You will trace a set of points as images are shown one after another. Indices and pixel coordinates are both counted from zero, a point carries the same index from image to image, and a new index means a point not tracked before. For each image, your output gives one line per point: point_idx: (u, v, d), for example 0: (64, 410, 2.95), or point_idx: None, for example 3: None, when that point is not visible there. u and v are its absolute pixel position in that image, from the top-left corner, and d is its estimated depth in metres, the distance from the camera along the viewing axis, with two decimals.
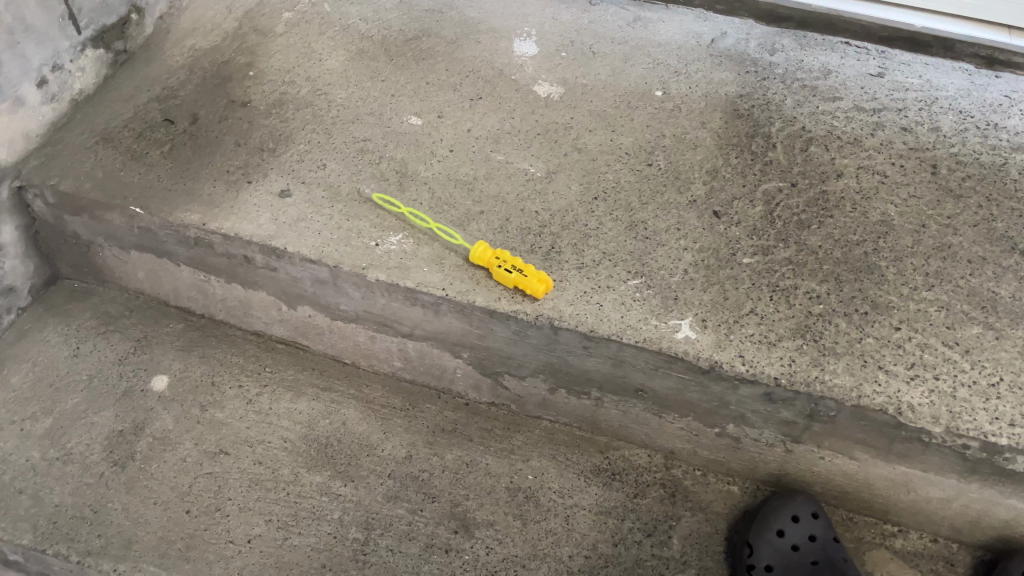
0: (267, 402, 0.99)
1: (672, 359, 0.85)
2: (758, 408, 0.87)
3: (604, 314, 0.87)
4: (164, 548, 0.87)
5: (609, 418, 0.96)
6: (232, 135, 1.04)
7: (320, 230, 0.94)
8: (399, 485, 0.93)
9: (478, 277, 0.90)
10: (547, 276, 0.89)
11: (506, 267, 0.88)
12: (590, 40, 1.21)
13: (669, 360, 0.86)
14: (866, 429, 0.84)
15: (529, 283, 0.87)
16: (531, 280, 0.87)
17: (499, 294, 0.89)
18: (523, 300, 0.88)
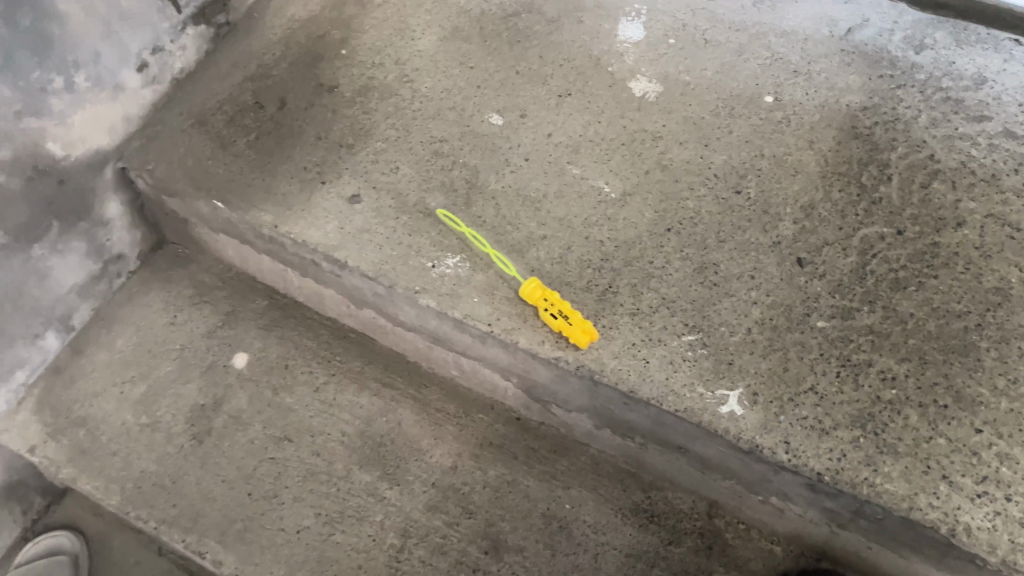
0: (331, 392, 1.05)
1: (712, 434, 0.81)
2: (801, 492, 0.82)
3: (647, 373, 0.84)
4: (225, 526, 0.96)
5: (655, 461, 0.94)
6: (315, 126, 1.04)
7: (381, 244, 0.94)
8: (440, 496, 0.97)
9: (526, 314, 0.88)
10: (593, 326, 0.86)
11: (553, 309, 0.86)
12: (705, 25, 1.09)
13: (709, 433, 0.82)
14: (915, 537, 0.78)
15: (573, 333, 0.84)
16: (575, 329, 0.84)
17: (543, 336, 0.86)
18: (567, 347, 0.86)
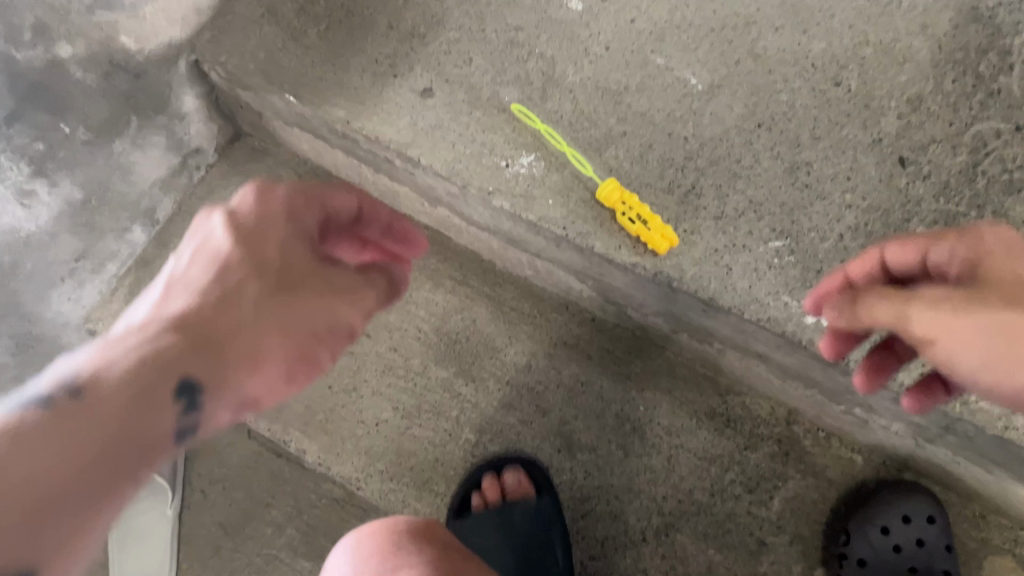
0: (407, 289, 1.04)
1: (794, 344, 0.80)
2: (888, 405, 0.79)
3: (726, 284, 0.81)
4: (307, 418, 1.00)
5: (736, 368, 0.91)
6: (386, 13, 1.00)
7: (455, 141, 0.91)
8: (515, 393, 0.98)
9: (602, 217, 0.85)
10: (672, 231, 0.83)
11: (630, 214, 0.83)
12: None
13: (791, 344, 0.80)
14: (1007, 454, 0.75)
15: (650, 240, 0.82)
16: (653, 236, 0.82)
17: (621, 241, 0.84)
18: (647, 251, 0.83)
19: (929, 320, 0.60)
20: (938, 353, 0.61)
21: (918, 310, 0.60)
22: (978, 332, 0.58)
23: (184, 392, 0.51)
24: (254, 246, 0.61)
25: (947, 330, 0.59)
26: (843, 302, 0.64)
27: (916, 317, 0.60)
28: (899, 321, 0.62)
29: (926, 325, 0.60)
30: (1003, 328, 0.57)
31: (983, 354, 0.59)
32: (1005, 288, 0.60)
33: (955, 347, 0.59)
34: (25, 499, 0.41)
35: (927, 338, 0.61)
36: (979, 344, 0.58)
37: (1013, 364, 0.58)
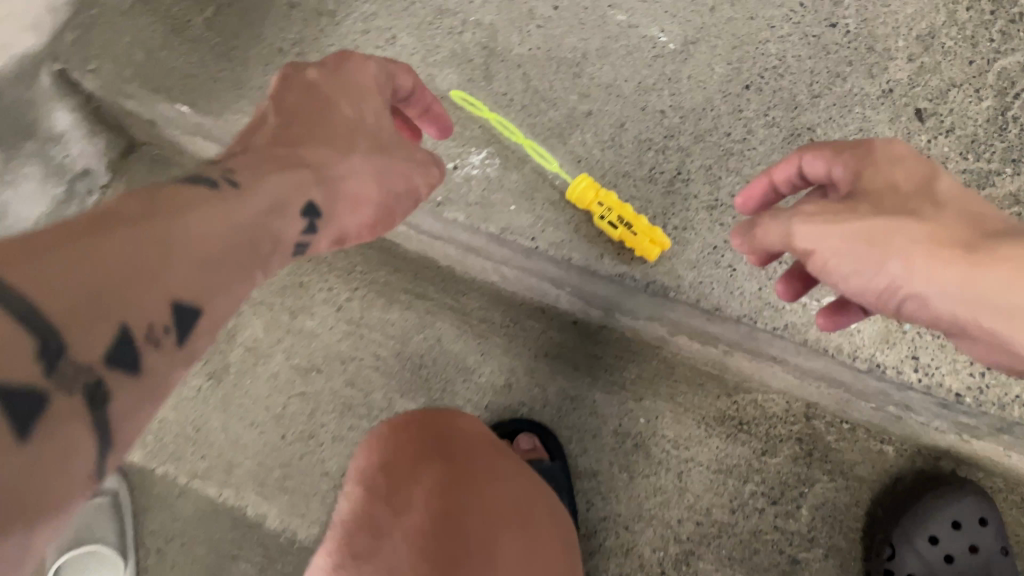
0: (357, 310, 0.90)
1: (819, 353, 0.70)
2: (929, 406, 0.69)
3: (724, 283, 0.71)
4: (263, 476, 0.88)
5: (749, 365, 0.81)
6: None
7: None
8: (497, 418, 0.87)
9: (576, 221, 0.72)
10: (663, 232, 0.69)
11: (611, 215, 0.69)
12: None
13: (814, 351, 0.70)
14: None
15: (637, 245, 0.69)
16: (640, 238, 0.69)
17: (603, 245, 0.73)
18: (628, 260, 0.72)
19: (800, 238, 0.50)
20: (817, 268, 0.52)
21: (791, 228, 0.50)
22: (849, 239, 0.49)
23: (310, 212, 0.47)
24: (331, 108, 0.55)
25: (812, 241, 0.50)
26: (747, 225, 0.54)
27: (792, 232, 0.50)
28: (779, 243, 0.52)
29: (801, 245, 0.51)
30: (868, 232, 0.49)
31: (854, 267, 0.50)
32: (880, 194, 0.50)
33: (828, 261, 0.50)
34: (213, 250, 0.39)
35: (807, 255, 0.51)
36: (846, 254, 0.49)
37: (881, 272, 0.49)
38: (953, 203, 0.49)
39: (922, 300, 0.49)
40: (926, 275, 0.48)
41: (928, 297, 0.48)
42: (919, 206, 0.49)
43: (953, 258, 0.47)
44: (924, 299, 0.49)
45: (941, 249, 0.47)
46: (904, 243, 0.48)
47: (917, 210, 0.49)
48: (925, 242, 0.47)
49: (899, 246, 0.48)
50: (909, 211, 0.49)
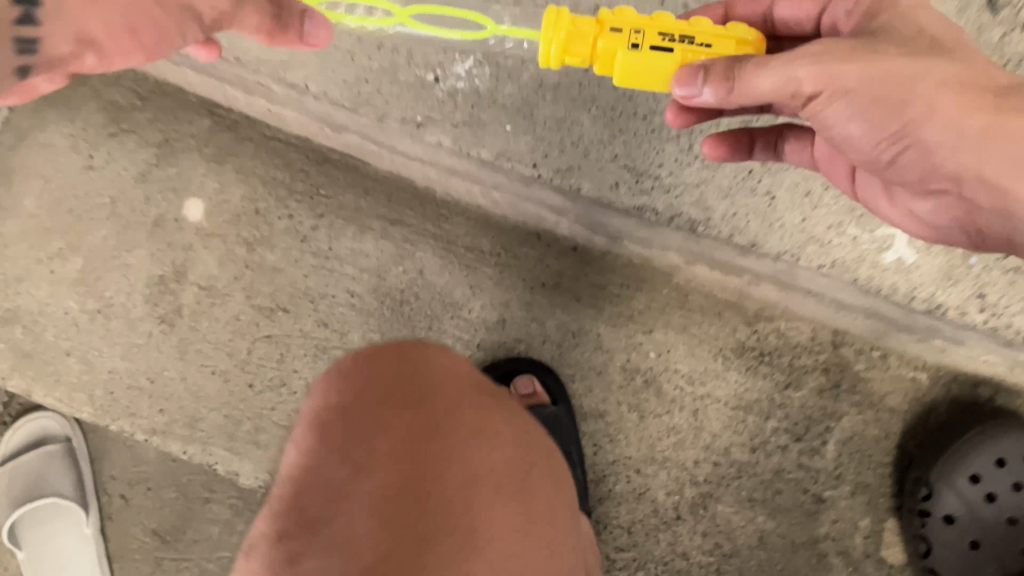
0: (325, 240, 0.79)
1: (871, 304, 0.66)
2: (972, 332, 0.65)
3: (733, 184, 0.64)
4: (232, 430, 0.79)
5: (918, 200, 0.49)
6: None
7: (355, 50, 0.66)
8: (488, 358, 0.78)
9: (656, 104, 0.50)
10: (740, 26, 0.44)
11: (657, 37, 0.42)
12: None
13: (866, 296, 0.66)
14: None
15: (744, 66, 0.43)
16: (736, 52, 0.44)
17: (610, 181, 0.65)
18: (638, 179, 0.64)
19: (787, 72, 0.40)
20: (814, 119, 0.45)
21: (753, 93, 0.41)
22: (886, 79, 0.41)
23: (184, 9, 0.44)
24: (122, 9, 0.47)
25: (845, 86, 0.41)
26: (700, 84, 0.41)
27: (750, 97, 0.42)
28: (744, 88, 0.41)
29: (773, 89, 0.41)
30: (889, 86, 0.41)
31: (873, 115, 0.42)
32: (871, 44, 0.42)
33: (832, 120, 0.44)
34: None
35: (810, 115, 0.44)
36: (869, 78, 0.41)
37: (906, 121, 0.42)
38: (932, 33, 0.43)
39: (925, 163, 0.44)
40: (947, 148, 0.42)
41: (938, 146, 0.42)
42: (920, 95, 0.41)
43: (975, 94, 0.41)
44: (926, 153, 0.43)
45: (959, 111, 0.41)
46: (926, 107, 0.41)
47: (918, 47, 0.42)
48: (950, 87, 0.41)
49: (939, 112, 0.41)
50: (930, 66, 0.41)
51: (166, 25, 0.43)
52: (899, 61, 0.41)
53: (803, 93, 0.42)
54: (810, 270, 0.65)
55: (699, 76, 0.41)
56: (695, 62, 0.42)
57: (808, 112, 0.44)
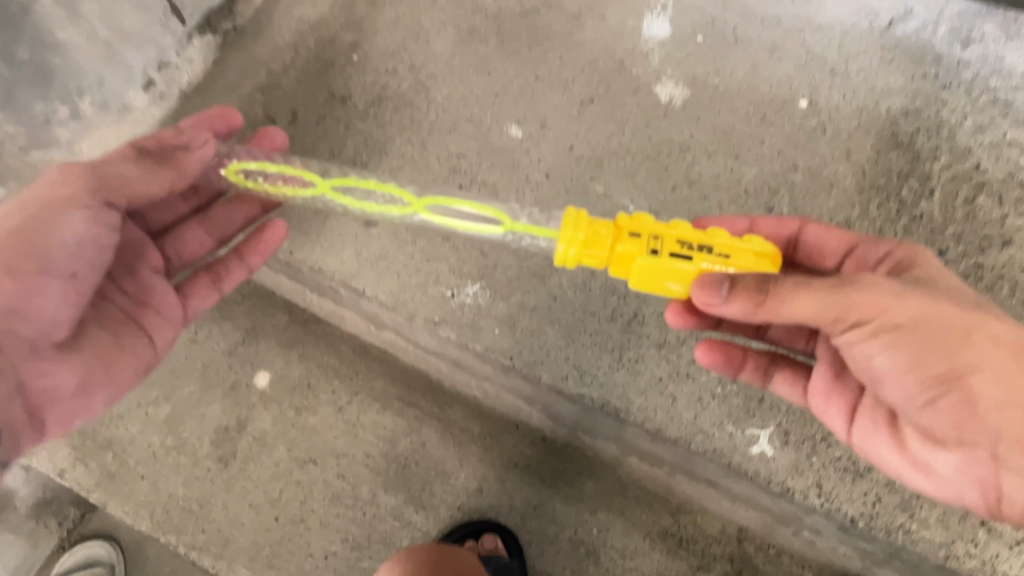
0: (355, 412, 1.03)
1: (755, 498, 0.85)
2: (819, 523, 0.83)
3: (647, 386, 0.86)
4: (254, 552, 0.99)
5: (935, 453, 0.62)
6: (329, 142, 1.02)
7: (400, 271, 0.93)
8: (465, 518, 0.98)
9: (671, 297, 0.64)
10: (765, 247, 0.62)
11: (674, 239, 0.60)
12: (736, 18, 1.03)
13: (753, 494, 0.84)
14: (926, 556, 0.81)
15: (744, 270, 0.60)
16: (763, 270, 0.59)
17: (561, 372, 0.87)
18: (581, 376, 0.87)
19: (840, 297, 0.58)
20: (863, 349, 0.62)
21: (801, 306, 0.58)
22: (933, 326, 0.59)
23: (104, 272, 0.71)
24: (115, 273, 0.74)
25: (897, 323, 0.59)
26: (725, 291, 0.57)
27: (802, 310, 0.59)
28: (771, 307, 0.58)
29: (818, 313, 0.59)
30: (934, 331, 0.59)
31: (919, 354, 0.60)
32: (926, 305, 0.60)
33: (873, 346, 0.61)
34: None
35: (862, 343, 0.61)
36: (915, 321, 0.59)
37: (949, 363, 0.59)
38: (967, 301, 0.62)
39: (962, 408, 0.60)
40: (990, 397, 0.59)
41: (981, 393, 0.59)
42: (964, 342, 0.59)
43: (1011, 358, 0.59)
44: (967, 395, 0.59)
45: (1002, 369, 0.59)
46: (969, 358, 0.59)
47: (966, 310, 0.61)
48: (994, 347, 0.59)
49: (983, 367, 0.59)
50: (975, 324, 0.60)
51: (99, 245, 0.69)
52: (945, 314, 0.60)
53: (847, 316, 0.59)
54: (700, 455, 0.85)
55: (723, 283, 0.58)
56: (722, 273, 0.58)
57: (857, 340, 0.61)
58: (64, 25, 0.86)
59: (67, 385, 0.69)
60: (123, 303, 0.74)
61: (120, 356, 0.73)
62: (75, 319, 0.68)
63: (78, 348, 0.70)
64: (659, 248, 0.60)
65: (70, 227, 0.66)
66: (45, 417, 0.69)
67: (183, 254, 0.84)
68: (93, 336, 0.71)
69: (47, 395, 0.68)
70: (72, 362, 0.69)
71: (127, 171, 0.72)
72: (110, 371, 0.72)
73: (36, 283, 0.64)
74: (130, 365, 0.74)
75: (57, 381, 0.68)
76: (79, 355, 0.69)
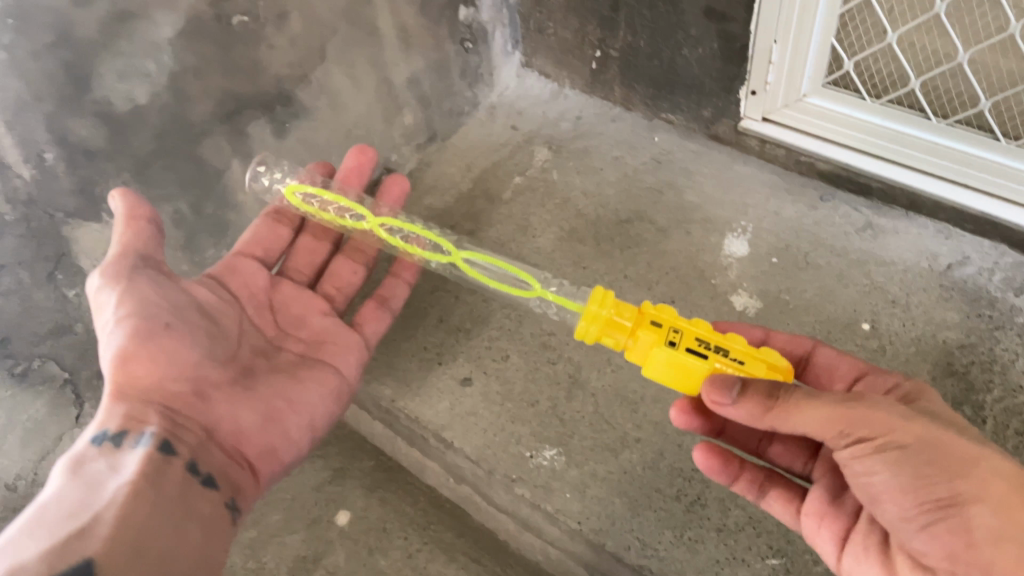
0: (423, 560, 1.09)
1: None
2: None
3: (705, 564, 0.91)
4: None
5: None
6: (437, 309, 1.15)
7: (486, 428, 1.03)
8: None
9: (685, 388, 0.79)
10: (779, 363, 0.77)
11: (691, 334, 0.77)
12: (808, 246, 1.17)
13: None
14: None
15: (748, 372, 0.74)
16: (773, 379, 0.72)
17: (625, 542, 0.93)
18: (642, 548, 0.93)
19: (842, 408, 0.68)
20: (862, 467, 0.69)
21: (807, 412, 0.68)
22: (933, 451, 0.66)
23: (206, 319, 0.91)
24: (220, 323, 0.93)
25: (900, 442, 0.67)
26: (734, 393, 0.71)
27: (809, 418, 0.69)
28: (779, 411, 0.69)
29: (819, 421, 0.69)
30: (937, 457, 0.66)
31: (922, 475, 0.66)
32: (928, 432, 0.67)
33: (875, 464, 0.68)
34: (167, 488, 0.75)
35: (866, 461, 0.68)
36: (919, 444, 0.67)
37: (947, 486, 0.65)
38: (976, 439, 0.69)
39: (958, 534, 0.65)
40: (986, 528, 0.64)
41: (977, 522, 0.64)
42: (964, 469, 0.65)
43: (1010, 493, 0.64)
44: (963, 521, 0.64)
45: (1001, 502, 0.64)
46: (966, 485, 0.65)
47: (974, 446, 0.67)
48: (992, 480, 0.65)
49: (983, 498, 0.64)
50: (977, 456, 0.66)
51: (173, 298, 0.88)
52: (948, 442, 0.67)
53: (851, 430, 0.68)
54: None
55: (733, 387, 0.71)
56: (733, 378, 0.72)
57: (858, 455, 0.68)
58: (246, 191, 1.09)
59: (254, 423, 0.90)
60: (300, 348, 1.01)
61: (299, 385, 0.95)
62: (212, 360, 0.88)
63: (251, 391, 0.91)
64: (678, 330, 0.77)
65: (143, 289, 0.85)
66: (250, 454, 0.89)
67: (342, 287, 1.09)
68: (262, 379, 0.93)
69: (237, 437, 0.88)
70: (250, 403, 0.90)
71: (155, 237, 0.89)
72: (289, 400, 0.93)
73: (157, 351, 0.83)
74: (313, 389, 0.96)
75: (238, 421, 0.88)
76: (256, 396, 0.91)
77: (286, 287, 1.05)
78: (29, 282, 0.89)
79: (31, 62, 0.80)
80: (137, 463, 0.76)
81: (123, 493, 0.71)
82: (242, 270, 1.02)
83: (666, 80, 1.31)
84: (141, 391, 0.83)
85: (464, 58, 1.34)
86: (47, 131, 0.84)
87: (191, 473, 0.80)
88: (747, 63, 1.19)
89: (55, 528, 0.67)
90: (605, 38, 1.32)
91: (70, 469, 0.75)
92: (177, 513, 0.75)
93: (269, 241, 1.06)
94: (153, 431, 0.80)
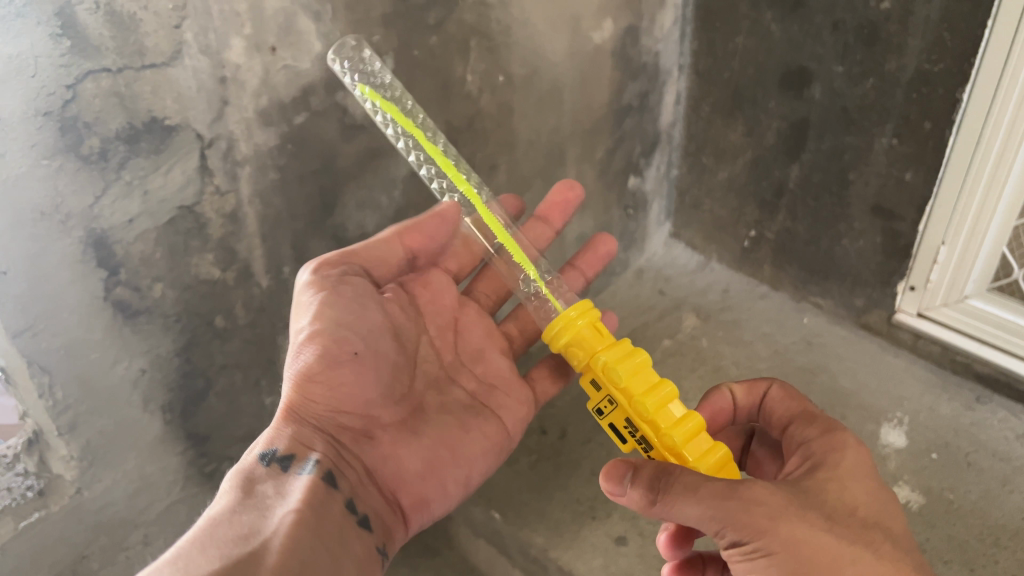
0: None
1: None
2: None
3: None
4: None
5: None
6: (590, 461, 1.16)
7: None
8: None
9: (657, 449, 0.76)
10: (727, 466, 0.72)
11: (621, 413, 0.77)
12: (968, 446, 1.16)
13: None
14: None
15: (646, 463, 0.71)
16: (665, 465, 0.67)
17: None
18: None
19: (707, 511, 0.63)
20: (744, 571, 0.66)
21: (684, 514, 0.64)
22: (803, 558, 0.62)
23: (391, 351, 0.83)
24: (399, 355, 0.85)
25: (766, 549, 0.63)
26: (623, 486, 0.67)
27: (687, 518, 0.65)
28: (663, 507, 0.65)
29: (694, 517, 0.64)
30: (804, 567, 0.62)
31: None
32: (792, 539, 0.63)
33: (753, 570, 0.65)
34: (324, 530, 0.69)
35: (747, 567, 0.65)
36: (788, 554, 0.62)
37: None
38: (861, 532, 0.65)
39: None
40: None
41: None
42: None
43: None
44: None
45: None
46: None
47: (845, 549, 0.63)
48: None
49: None
50: (849, 560, 0.62)
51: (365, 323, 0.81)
52: (816, 549, 0.62)
53: (729, 533, 0.64)
54: None
55: (620, 479, 0.68)
56: (621, 468, 0.68)
57: (738, 558, 0.65)
58: None
59: (415, 469, 0.82)
60: (472, 387, 0.93)
61: (465, 436, 0.87)
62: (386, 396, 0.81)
63: (418, 434, 0.84)
64: (614, 399, 0.77)
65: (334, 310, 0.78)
66: (405, 501, 0.82)
67: (524, 329, 1.01)
68: (429, 421, 0.86)
69: (397, 481, 0.81)
70: (414, 448, 0.83)
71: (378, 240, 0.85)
72: (452, 449, 0.85)
73: (340, 378, 0.77)
74: (477, 442, 0.87)
75: (401, 466, 0.82)
76: (421, 441, 0.84)
77: (472, 311, 0.97)
78: (240, 384, 0.92)
79: (296, 185, 0.86)
80: (302, 492, 0.71)
81: (289, 524, 0.66)
82: (434, 284, 0.95)
83: (820, 267, 1.35)
84: (315, 416, 0.78)
85: (625, 222, 1.42)
86: (290, 248, 0.90)
87: (350, 511, 0.73)
88: (910, 260, 1.23)
89: (224, 549, 0.62)
90: (762, 220, 1.38)
91: (238, 486, 0.71)
92: (334, 551, 0.68)
93: (462, 256, 0.98)
94: (319, 459, 0.75)
